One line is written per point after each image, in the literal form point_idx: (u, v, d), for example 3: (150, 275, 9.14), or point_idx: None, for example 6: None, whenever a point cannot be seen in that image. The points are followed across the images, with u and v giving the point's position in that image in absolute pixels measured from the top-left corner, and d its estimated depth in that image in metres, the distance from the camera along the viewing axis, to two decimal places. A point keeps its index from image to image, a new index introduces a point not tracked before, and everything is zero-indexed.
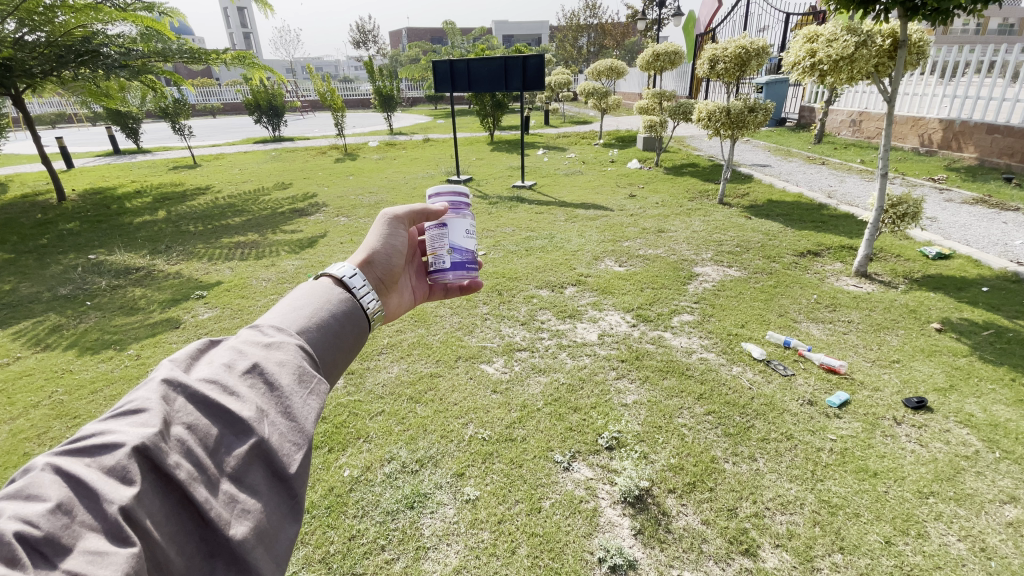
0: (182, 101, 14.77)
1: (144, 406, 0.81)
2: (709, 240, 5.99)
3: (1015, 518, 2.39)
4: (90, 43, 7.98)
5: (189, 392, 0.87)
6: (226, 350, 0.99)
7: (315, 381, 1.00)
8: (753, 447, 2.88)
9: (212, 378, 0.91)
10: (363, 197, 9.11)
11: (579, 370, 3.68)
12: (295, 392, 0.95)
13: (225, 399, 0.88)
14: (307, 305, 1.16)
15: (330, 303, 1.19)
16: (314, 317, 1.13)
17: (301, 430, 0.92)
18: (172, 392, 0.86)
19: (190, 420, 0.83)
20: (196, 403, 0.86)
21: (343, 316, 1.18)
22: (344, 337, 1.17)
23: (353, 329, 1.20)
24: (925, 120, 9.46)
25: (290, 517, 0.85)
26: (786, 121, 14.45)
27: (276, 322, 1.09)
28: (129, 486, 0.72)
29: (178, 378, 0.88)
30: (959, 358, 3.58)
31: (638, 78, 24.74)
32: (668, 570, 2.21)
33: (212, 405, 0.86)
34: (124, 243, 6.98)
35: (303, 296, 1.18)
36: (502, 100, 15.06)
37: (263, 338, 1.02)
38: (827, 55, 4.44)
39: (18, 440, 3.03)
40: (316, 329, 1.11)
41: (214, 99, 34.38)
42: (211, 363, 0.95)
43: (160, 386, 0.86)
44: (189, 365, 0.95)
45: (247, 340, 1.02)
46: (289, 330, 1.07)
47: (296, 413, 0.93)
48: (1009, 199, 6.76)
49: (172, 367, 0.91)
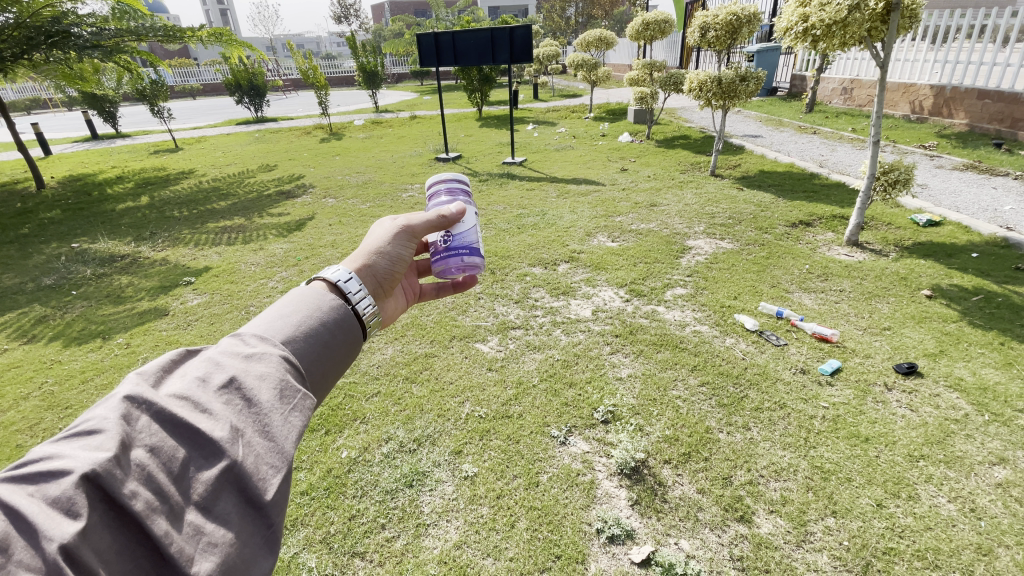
0: (160, 83, 14.41)
1: (101, 427, 0.75)
2: (702, 213, 5.97)
3: (1005, 479, 2.42)
4: (59, 23, 7.72)
5: (156, 410, 0.81)
6: (201, 361, 0.93)
7: (299, 397, 0.93)
8: (747, 417, 2.89)
9: (183, 394, 0.85)
10: (350, 177, 9.00)
11: (573, 346, 3.66)
12: (276, 410, 0.88)
13: (195, 418, 0.81)
14: (296, 312, 1.10)
15: (320, 310, 1.12)
16: (302, 326, 1.07)
17: (279, 451, 0.85)
18: (136, 409, 0.80)
19: (154, 440, 0.77)
20: (162, 422, 0.80)
21: (334, 324, 1.11)
22: (335, 346, 1.11)
23: (346, 338, 1.13)
24: (916, 86, 9.45)
25: (263, 549, 0.77)
26: (776, 91, 14.40)
27: (260, 331, 1.03)
28: (75, 521, 0.65)
29: (143, 395, 0.82)
30: (949, 324, 3.60)
31: (628, 49, 24.45)
32: (665, 538, 2.23)
33: (179, 425, 0.80)
34: (108, 230, 6.85)
35: (292, 303, 1.12)
36: (489, 74, 14.82)
37: (244, 349, 0.96)
38: (820, 19, 4.38)
39: (10, 432, 2.99)
40: (304, 339, 1.05)
41: (193, 79, 33.64)
42: (183, 377, 0.89)
43: (122, 404, 0.80)
44: (159, 378, 0.89)
45: (226, 350, 0.96)
46: (273, 341, 1.01)
47: (274, 433, 0.86)
48: (999, 164, 6.78)
49: (139, 380, 0.85)
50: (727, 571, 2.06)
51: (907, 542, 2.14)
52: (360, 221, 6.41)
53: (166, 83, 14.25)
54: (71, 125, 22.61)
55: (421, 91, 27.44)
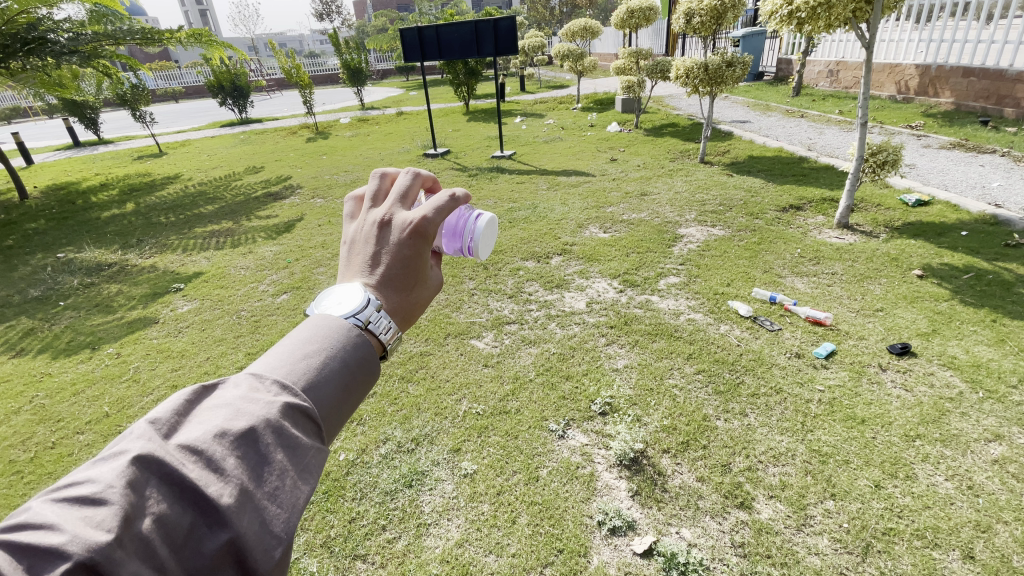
0: (140, 87, 14.24)
1: (106, 496, 0.63)
2: (692, 201, 5.96)
3: (1001, 455, 2.43)
4: (35, 30, 7.61)
5: (166, 473, 0.68)
6: (224, 399, 0.80)
7: (313, 453, 0.78)
8: (744, 403, 2.89)
9: (197, 444, 0.72)
10: (338, 175, 8.94)
11: (570, 339, 3.65)
12: (287, 470, 0.75)
13: (204, 479, 0.69)
14: (318, 349, 0.88)
15: (345, 346, 0.89)
16: (324, 369, 0.86)
17: (286, 522, 0.71)
18: (143, 470, 0.68)
19: (160, 509, 0.65)
20: (171, 487, 0.68)
21: (355, 363, 0.89)
22: (356, 391, 0.89)
23: (368, 380, 0.91)
24: (902, 66, 9.48)
25: None
26: (763, 75, 14.42)
27: (280, 369, 0.84)
28: None
29: (154, 452, 0.69)
30: (941, 302, 3.61)
31: (614, 38, 24.41)
32: (666, 528, 2.23)
33: (187, 489, 0.68)
34: (93, 239, 6.78)
35: (313, 332, 0.91)
36: (475, 67, 14.74)
37: (272, 380, 0.82)
38: (804, 2, 4.35)
39: (2, 448, 2.96)
40: (326, 382, 0.84)
41: (175, 82, 33.27)
42: (201, 420, 0.77)
43: (125, 464, 0.67)
44: (174, 426, 0.76)
45: (254, 381, 0.82)
46: (294, 386, 0.82)
47: (284, 501, 0.72)
48: (985, 142, 6.81)
49: (151, 430, 0.73)
50: (729, 559, 2.07)
51: (905, 522, 2.15)
52: None
53: (147, 87, 14.07)
54: (51, 134, 22.27)
55: (407, 87, 27.26)
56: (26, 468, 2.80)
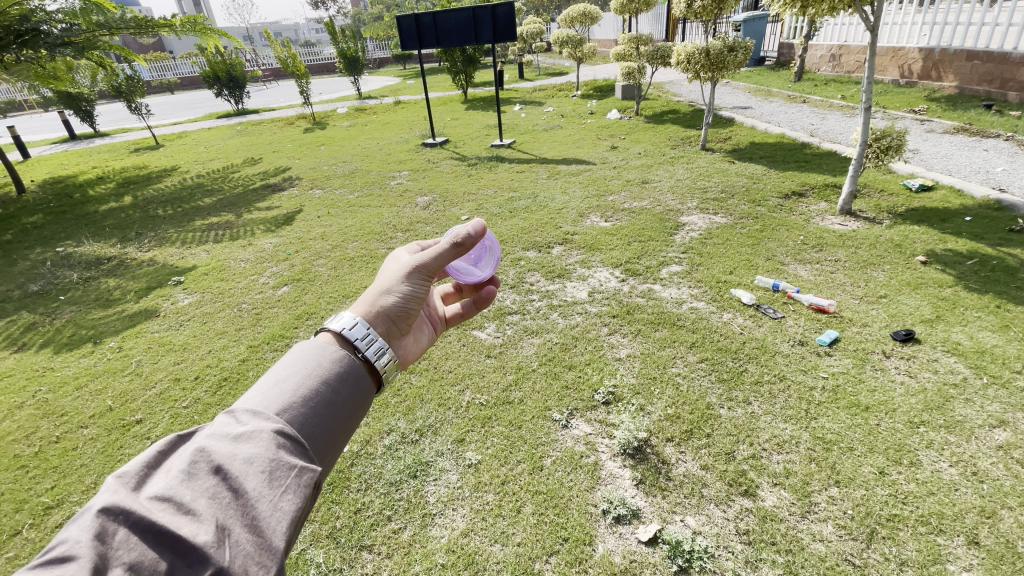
0: (135, 79, 14.10)
1: (74, 552, 0.66)
2: (694, 188, 5.93)
3: (1005, 441, 2.42)
4: (28, 21, 7.46)
5: (134, 520, 0.73)
6: (192, 449, 0.86)
7: (291, 475, 0.85)
8: (747, 392, 2.88)
9: (165, 495, 0.77)
10: (336, 166, 8.90)
11: (572, 329, 3.64)
12: (258, 498, 0.80)
13: (177, 522, 0.74)
14: (293, 375, 1.01)
15: (321, 367, 1.02)
16: (300, 391, 0.98)
17: (267, 547, 0.77)
18: (111, 522, 0.72)
19: (130, 558, 0.69)
20: (142, 533, 0.72)
21: (335, 381, 1.02)
22: (339, 406, 1.01)
23: (351, 393, 1.03)
24: (904, 50, 9.42)
25: None
26: (764, 59, 14.35)
27: (253, 405, 0.95)
28: None
29: (121, 504, 0.74)
30: (945, 289, 3.59)
31: (614, 24, 24.31)
32: (670, 516, 2.22)
33: (159, 533, 0.72)
34: (91, 233, 6.75)
35: (290, 362, 1.03)
36: (473, 55, 14.63)
37: (234, 429, 0.89)
38: None
39: (7, 443, 2.95)
40: (299, 403, 0.95)
41: (170, 74, 33.08)
42: (168, 473, 0.82)
43: (95, 519, 0.71)
44: (143, 479, 0.81)
45: (216, 434, 0.88)
46: (267, 414, 0.92)
47: (264, 525, 0.79)
48: (989, 125, 6.76)
49: (119, 487, 0.78)
50: (734, 546, 2.06)
51: (909, 508, 2.14)
52: (349, 213, 6.33)
53: (142, 79, 13.93)
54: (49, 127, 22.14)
55: (404, 76, 27.12)
56: (32, 463, 2.79)
